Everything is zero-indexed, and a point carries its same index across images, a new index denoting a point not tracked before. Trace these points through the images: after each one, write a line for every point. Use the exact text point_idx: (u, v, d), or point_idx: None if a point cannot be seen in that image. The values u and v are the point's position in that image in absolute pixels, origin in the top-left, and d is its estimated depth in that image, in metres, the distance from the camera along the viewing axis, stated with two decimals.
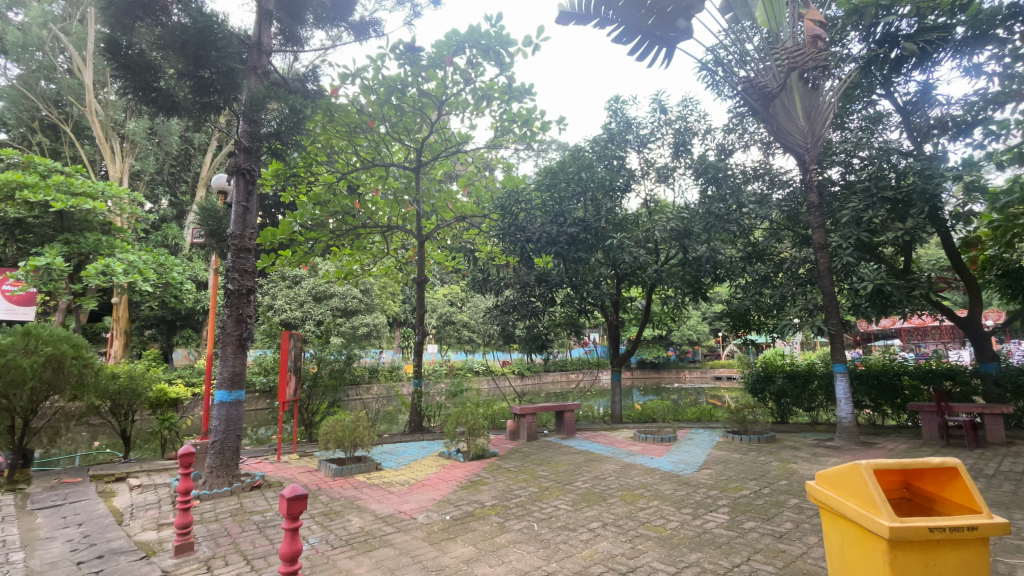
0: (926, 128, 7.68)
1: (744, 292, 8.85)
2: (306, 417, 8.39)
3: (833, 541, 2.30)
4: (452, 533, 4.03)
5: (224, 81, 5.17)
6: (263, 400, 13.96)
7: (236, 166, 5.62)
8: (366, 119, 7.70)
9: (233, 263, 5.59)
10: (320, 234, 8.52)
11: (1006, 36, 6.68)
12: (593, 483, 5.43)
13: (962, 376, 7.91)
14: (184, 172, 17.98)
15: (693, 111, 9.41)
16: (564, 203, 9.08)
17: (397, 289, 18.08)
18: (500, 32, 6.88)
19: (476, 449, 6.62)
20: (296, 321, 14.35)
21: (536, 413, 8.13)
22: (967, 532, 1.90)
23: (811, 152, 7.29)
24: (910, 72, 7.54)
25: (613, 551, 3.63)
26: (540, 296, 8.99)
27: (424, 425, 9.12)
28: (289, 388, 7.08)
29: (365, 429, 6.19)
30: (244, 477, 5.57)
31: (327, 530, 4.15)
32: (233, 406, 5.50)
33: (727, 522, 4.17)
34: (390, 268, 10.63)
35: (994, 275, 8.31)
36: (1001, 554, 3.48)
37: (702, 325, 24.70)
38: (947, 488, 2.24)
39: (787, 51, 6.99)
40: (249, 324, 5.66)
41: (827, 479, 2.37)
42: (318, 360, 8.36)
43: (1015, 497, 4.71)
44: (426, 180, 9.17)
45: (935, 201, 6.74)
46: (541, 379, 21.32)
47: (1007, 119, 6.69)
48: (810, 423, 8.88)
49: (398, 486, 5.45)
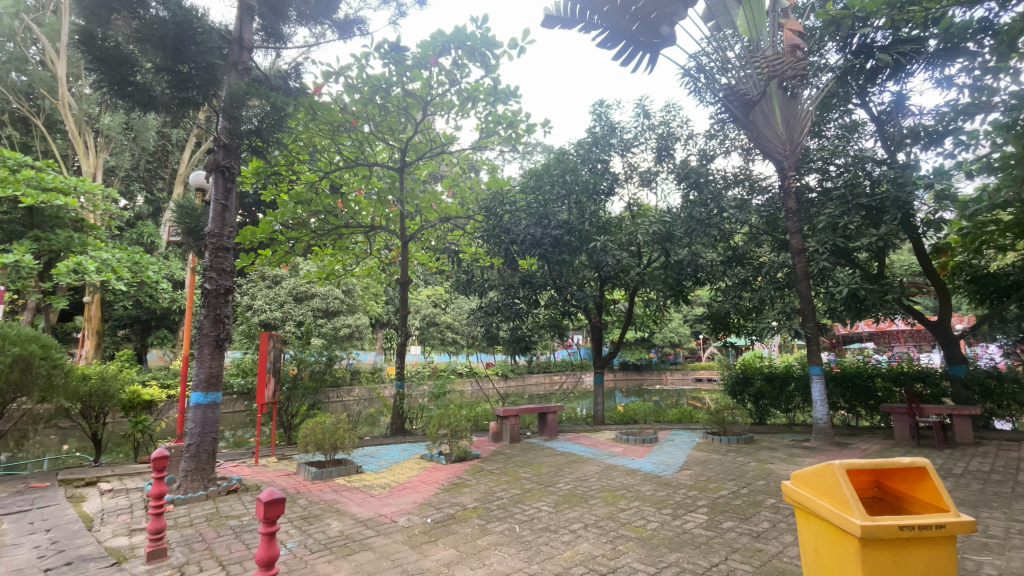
0: (900, 138, 7.96)
1: (724, 296, 8.98)
2: (284, 420, 8.22)
3: (808, 540, 2.34)
4: (433, 536, 3.99)
5: (204, 76, 5.06)
6: (241, 402, 13.71)
7: (215, 164, 5.53)
8: (350, 118, 7.66)
9: (211, 262, 5.47)
10: (301, 234, 8.41)
11: (976, 50, 6.91)
12: (575, 484, 5.45)
13: (933, 379, 8.16)
14: (161, 168, 17.62)
15: (675, 116, 9.53)
16: (548, 205, 9.08)
17: (380, 290, 17.93)
18: (486, 34, 6.91)
19: (458, 452, 6.60)
20: (276, 322, 14.15)
21: (518, 414, 8.12)
22: (935, 530, 1.96)
23: (789, 159, 7.43)
24: (884, 83, 7.79)
25: (594, 552, 3.64)
26: (524, 298, 9.02)
27: (406, 428, 9.03)
28: (268, 390, 6.91)
29: (345, 432, 6.10)
30: (220, 481, 5.45)
31: (305, 534, 4.08)
32: (210, 409, 5.39)
33: (706, 522, 4.22)
34: (373, 268, 10.50)
35: (962, 281, 8.64)
36: (969, 551, 3.59)
37: (683, 327, 25.01)
38: (916, 487, 2.30)
39: (766, 60, 7.11)
40: (227, 325, 5.53)
41: (802, 478, 2.42)
42: (298, 362, 8.23)
43: (982, 496, 4.87)
44: (410, 180, 9.11)
45: (907, 208, 6.96)
46: (524, 380, 21.50)
47: (977, 130, 6.89)
48: (787, 424, 9.06)
49: (379, 489, 5.39)
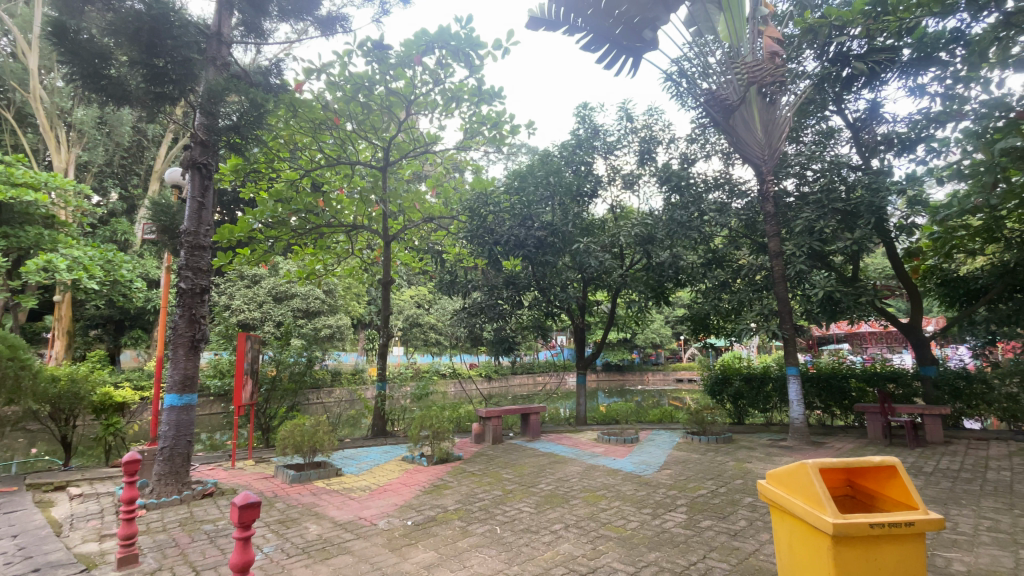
0: (874, 144, 8.18)
1: (704, 297, 9.11)
2: (262, 422, 8.07)
3: (782, 538, 2.39)
4: (413, 539, 3.96)
5: (180, 71, 4.95)
6: (218, 404, 13.43)
7: (192, 160, 5.42)
8: (332, 115, 7.60)
9: (186, 261, 5.34)
10: (281, 232, 8.25)
11: (947, 59, 7.12)
12: (556, 485, 5.46)
13: (904, 379, 8.39)
14: (136, 165, 17.17)
15: (658, 120, 9.63)
16: (532, 206, 9.05)
17: (362, 290, 17.72)
18: (470, 34, 6.90)
19: (440, 454, 6.55)
20: (254, 322, 13.90)
21: (501, 416, 8.09)
22: (905, 528, 2.01)
23: (767, 164, 7.56)
24: (859, 91, 8.00)
25: (574, 552, 3.65)
26: (508, 298, 9.09)
27: (388, 429, 8.94)
28: (245, 392, 6.77)
29: (325, 434, 6.01)
30: (195, 485, 5.32)
31: (282, 538, 4.01)
32: (184, 411, 5.26)
33: (685, 521, 4.27)
34: (355, 268, 10.37)
35: (934, 284, 8.90)
36: (940, 548, 3.69)
37: (665, 328, 25.27)
38: (887, 485, 2.36)
39: (747, 67, 7.23)
40: (203, 325, 5.41)
41: (777, 478, 2.46)
42: (277, 363, 8.09)
43: (951, 494, 5.02)
44: (394, 180, 9.02)
45: (880, 213, 7.15)
46: (507, 381, 21.53)
47: (947, 137, 7.11)
48: (765, 424, 9.22)
49: (359, 492, 5.32)
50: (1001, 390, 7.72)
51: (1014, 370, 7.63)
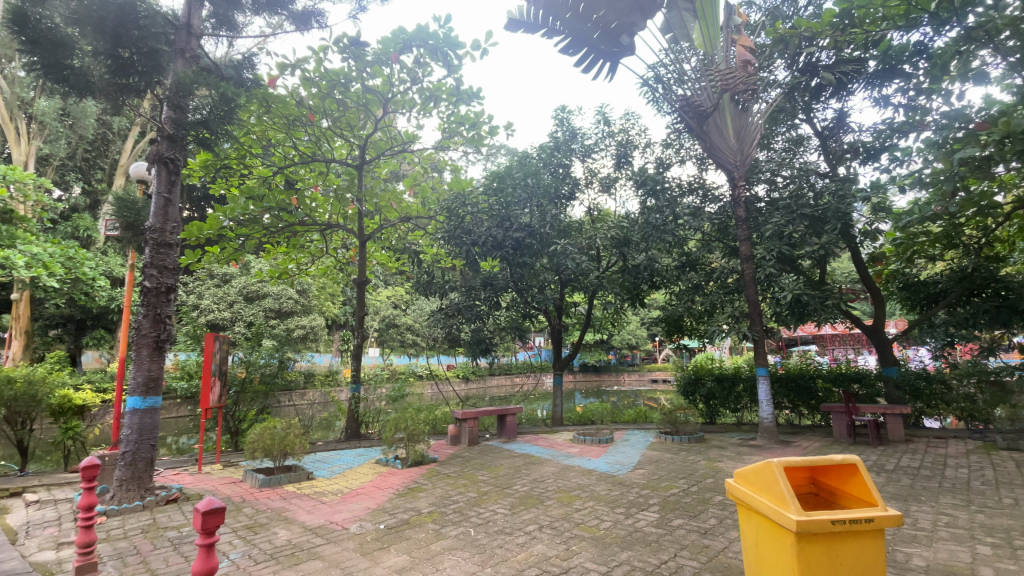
0: (841, 153, 8.46)
1: (678, 299, 9.25)
2: (230, 425, 7.84)
3: (749, 535, 2.45)
4: (385, 543, 3.91)
5: (147, 63, 4.79)
6: (185, 407, 13.01)
7: (158, 155, 5.28)
8: (307, 112, 7.50)
9: (151, 259, 5.15)
10: (252, 230, 8.01)
11: (911, 72, 7.42)
12: (531, 486, 5.47)
13: (867, 379, 8.69)
14: (100, 158, 16.56)
15: (634, 124, 9.77)
16: (510, 207, 9.03)
17: (337, 290, 17.43)
18: (448, 33, 6.88)
19: (415, 456, 6.47)
20: (224, 322, 13.54)
21: (477, 417, 8.04)
22: (866, 524, 2.08)
23: (739, 169, 7.75)
24: (827, 100, 8.28)
25: (548, 553, 3.66)
26: (485, 300, 9.03)
27: (361, 432, 8.80)
28: (213, 395, 6.57)
29: (296, 437, 5.88)
30: (158, 490, 5.13)
31: (249, 544, 3.90)
32: (148, 414, 5.08)
33: (657, 520, 4.33)
34: (329, 268, 10.17)
35: (896, 288, 9.24)
36: (900, 543, 3.83)
37: (641, 330, 25.60)
38: (848, 483, 2.44)
39: (720, 74, 7.42)
40: (168, 326, 5.24)
41: (744, 476, 2.51)
42: (247, 365, 7.90)
43: (911, 491, 5.21)
44: (370, 178, 8.88)
45: (846, 219, 7.38)
46: (485, 383, 21.51)
47: (910, 147, 7.39)
48: (736, 423, 9.41)
49: (330, 495, 5.22)
50: (959, 390, 8.18)
51: (970, 372, 8.13)
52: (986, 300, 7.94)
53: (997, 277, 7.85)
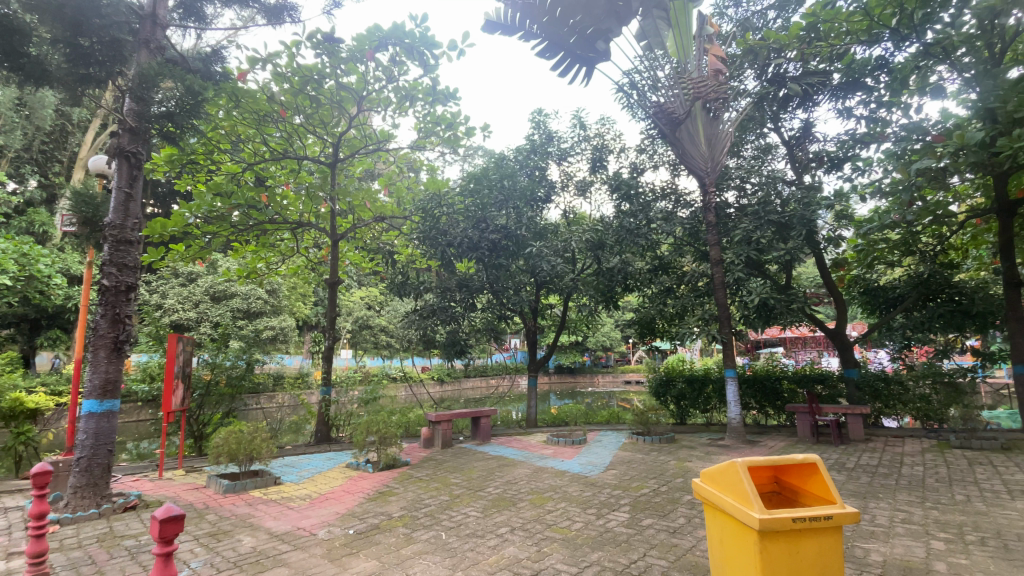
0: (806, 161, 8.75)
1: (651, 302, 9.41)
2: (194, 429, 7.57)
3: (714, 533, 2.50)
4: (354, 548, 3.84)
5: (109, 53, 4.58)
6: (146, 411, 12.52)
7: (118, 148, 5.04)
8: (277, 108, 7.36)
9: (110, 256, 4.95)
10: (219, 228, 7.76)
11: (872, 85, 7.74)
12: (504, 488, 5.46)
13: (830, 381, 9.00)
14: (58, 151, 15.85)
15: (609, 129, 9.89)
16: (486, 209, 9.02)
17: (308, 291, 17.06)
18: (425, 33, 6.84)
19: (386, 459, 6.39)
20: (189, 323, 13.10)
21: (451, 419, 8.00)
22: (825, 521, 2.15)
23: (710, 175, 7.93)
24: (794, 110, 8.57)
25: (519, 555, 3.66)
26: (461, 301, 9.02)
27: (332, 436, 8.63)
28: (175, 397, 6.33)
29: (263, 441, 5.73)
30: (116, 498, 4.92)
31: (212, 552, 3.78)
32: (104, 418, 4.87)
33: (627, 520, 4.39)
34: (300, 267, 9.94)
35: (857, 292, 9.54)
36: (859, 539, 3.98)
37: (615, 332, 25.91)
38: (809, 481, 2.51)
39: (692, 82, 7.59)
40: (127, 326, 5.03)
41: (710, 476, 2.57)
42: (212, 367, 7.68)
43: (870, 488, 5.42)
44: (344, 177, 8.72)
45: (810, 226, 7.61)
46: (460, 385, 21.39)
47: (871, 157, 7.70)
48: (705, 423, 9.61)
49: (298, 501, 5.10)
50: (915, 390, 8.56)
51: (926, 373, 8.57)
52: (941, 305, 8.32)
53: (950, 283, 8.26)
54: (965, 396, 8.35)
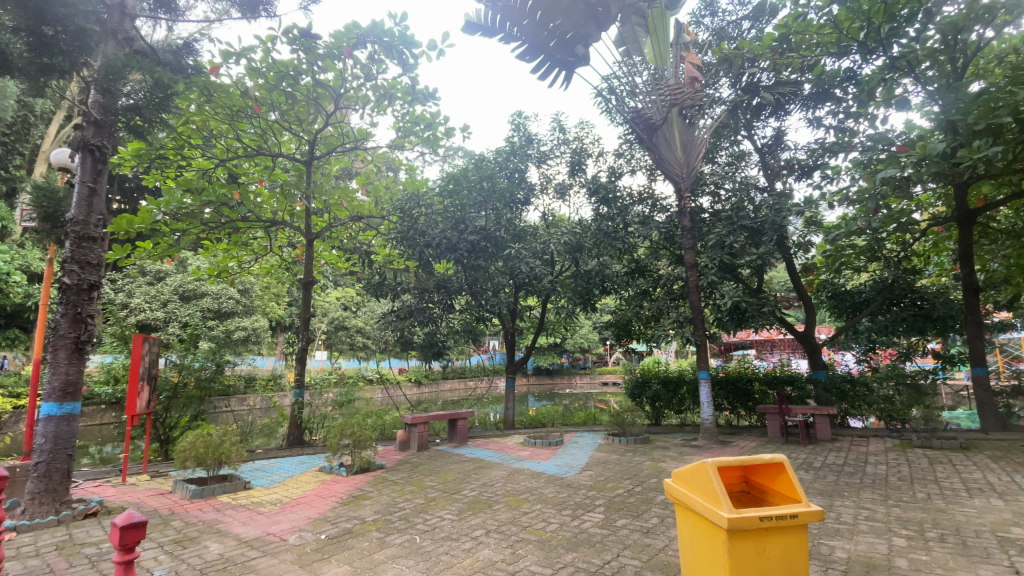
0: (778, 169, 8.98)
1: (627, 305, 9.53)
2: (160, 432, 7.32)
3: (685, 534, 2.54)
4: (326, 553, 3.77)
5: (75, 43, 4.27)
6: (110, 413, 12.07)
7: (83, 141, 4.86)
8: (252, 103, 7.21)
9: (71, 253, 4.75)
10: (190, 226, 7.53)
11: (841, 96, 8.00)
12: (480, 490, 5.45)
13: (799, 382, 9.25)
14: (19, 143, 15.18)
15: (588, 133, 9.98)
16: (465, 210, 9.01)
17: (282, 291, 16.72)
18: (404, 32, 6.79)
19: (361, 463, 6.30)
20: (157, 323, 12.70)
21: (428, 421, 7.93)
22: (791, 520, 2.21)
23: (685, 181, 8.08)
24: (767, 119, 8.79)
25: (494, 558, 3.65)
26: (438, 302, 8.96)
27: (305, 440, 8.46)
28: (140, 400, 6.12)
29: (233, 445, 5.58)
30: (77, 504, 4.71)
31: (177, 560, 3.66)
32: (64, 421, 4.68)
33: (601, 521, 4.42)
34: (274, 267, 9.73)
35: (825, 297, 9.78)
36: (825, 537, 4.10)
37: (592, 334, 26.12)
38: (775, 481, 2.58)
39: (669, 89, 7.73)
40: (90, 326, 4.84)
41: (681, 477, 2.61)
42: (179, 369, 7.44)
43: (836, 487, 5.59)
44: (320, 175, 8.58)
45: (781, 231, 7.76)
46: (437, 387, 21.23)
47: (839, 166, 7.96)
48: (679, 424, 9.77)
49: (268, 506, 4.99)
50: (879, 392, 8.86)
51: (890, 375, 8.88)
52: (904, 310, 8.65)
53: (913, 288, 8.59)
54: (926, 397, 8.68)
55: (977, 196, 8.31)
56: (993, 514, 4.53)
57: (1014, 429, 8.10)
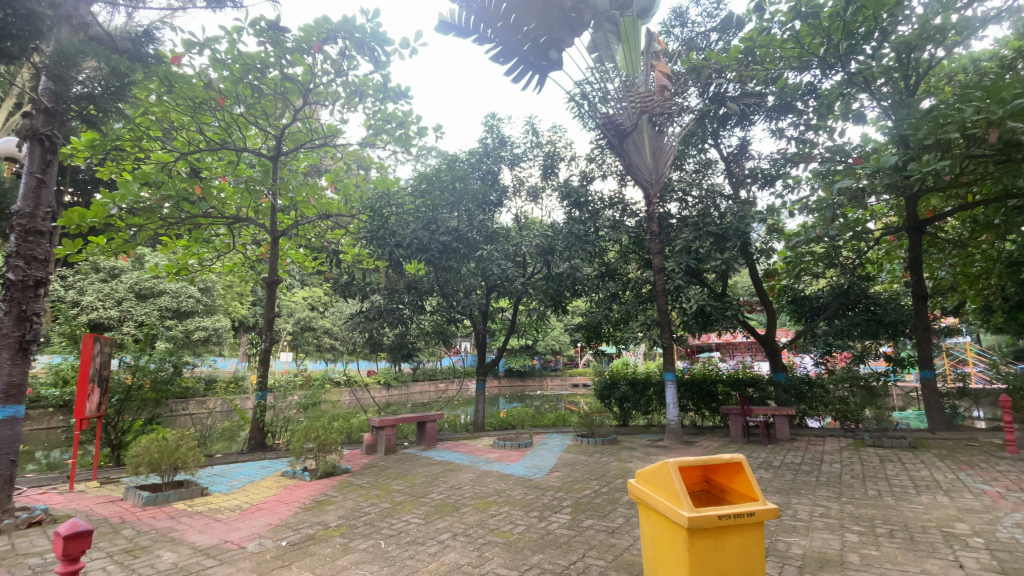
0: (742, 177, 9.27)
1: (598, 307, 9.66)
2: (111, 437, 6.99)
3: (647, 533, 2.59)
4: (287, 560, 3.68)
5: (26, 28, 3.77)
6: (58, 417, 11.45)
7: (31, 130, 4.60)
8: (216, 96, 7.01)
9: (17, 247, 4.48)
10: (147, 221, 7.21)
11: (802, 109, 8.32)
12: (447, 493, 5.40)
13: (760, 384, 9.57)
14: None
15: (561, 137, 10.07)
16: (437, 210, 8.94)
17: (246, 290, 16.23)
18: (377, 29, 6.70)
19: (325, 467, 6.17)
20: (110, 322, 12.12)
21: (395, 424, 7.82)
22: (749, 518, 2.28)
23: (654, 187, 8.24)
24: (733, 128, 9.07)
25: (460, 561, 3.63)
26: (409, 303, 8.87)
27: (267, 444, 8.22)
28: (90, 403, 5.81)
29: (190, 449, 5.38)
30: (19, 512, 4.44)
31: (127, 570, 3.49)
32: (6, 425, 4.41)
33: (568, 521, 4.46)
34: (237, 265, 9.44)
35: (785, 301, 10.17)
36: (783, 534, 4.24)
37: (564, 336, 26.33)
38: (734, 480, 2.66)
39: (640, 96, 7.91)
40: (35, 324, 4.59)
41: (645, 477, 2.66)
42: (133, 370, 7.12)
43: (793, 485, 5.79)
44: (287, 171, 8.39)
45: (745, 238, 8.01)
46: (407, 389, 21.00)
47: (800, 176, 8.28)
48: (646, 425, 9.96)
49: (227, 512, 4.83)
50: (835, 393, 9.26)
51: (845, 376, 9.29)
52: (858, 315, 9.07)
53: (867, 294, 9.01)
54: (878, 398, 9.10)
55: (927, 207, 8.77)
56: (938, 510, 4.78)
57: (958, 428, 8.59)
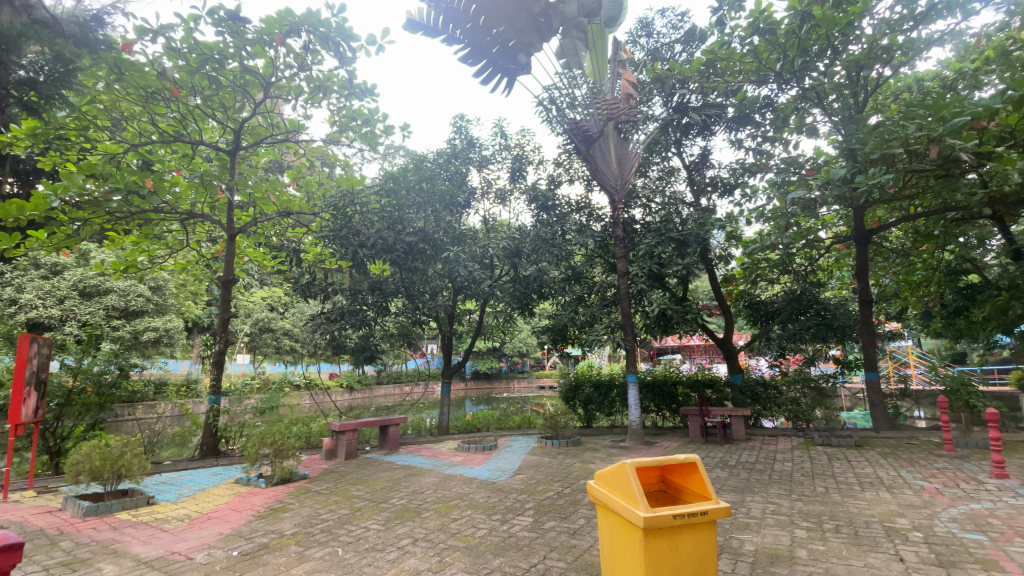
0: (704, 185, 9.58)
1: (563, 309, 9.75)
2: (49, 444, 6.57)
3: (605, 533, 2.64)
4: (238, 571, 3.54)
5: None
6: None
7: None
8: (170, 86, 6.73)
9: None
10: (92, 215, 6.86)
11: (759, 121, 8.67)
12: (408, 498, 5.32)
13: (718, 385, 9.88)
14: None
15: (529, 141, 10.14)
16: (403, 210, 8.81)
17: (200, 289, 15.58)
18: (342, 24, 6.56)
19: (281, 473, 5.97)
20: (50, 322, 11.40)
21: (356, 429, 7.63)
22: (702, 517, 2.35)
23: (619, 193, 8.38)
24: (695, 138, 9.35)
25: (419, 567, 3.59)
26: (372, 304, 8.71)
27: (221, 450, 7.91)
28: (26, 408, 5.43)
29: (136, 456, 5.09)
30: None
31: None
32: None
33: (530, 524, 4.48)
34: (191, 262, 9.05)
35: (742, 306, 10.54)
36: (737, 531, 4.38)
37: (530, 338, 26.43)
38: (689, 480, 2.74)
39: (606, 103, 8.07)
40: None
41: (603, 478, 2.71)
42: (74, 372, 6.72)
43: (747, 484, 5.99)
44: (246, 166, 8.11)
45: (705, 244, 8.24)
46: (371, 392, 20.61)
47: (757, 186, 8.61)
48: (609, 426, 10.12)
49: (174, 522, 4.61)
50: (787, 394, 9.66)
51: (797, 378, 9.69)
52: (810, 319, 9.49)
53: (817, 299, 9.47)
54: (827, 399, 9.53)
55: (873, 217, 9.27)
56: (881, 505, 5.06)
57: (900, 428, 9.08)
